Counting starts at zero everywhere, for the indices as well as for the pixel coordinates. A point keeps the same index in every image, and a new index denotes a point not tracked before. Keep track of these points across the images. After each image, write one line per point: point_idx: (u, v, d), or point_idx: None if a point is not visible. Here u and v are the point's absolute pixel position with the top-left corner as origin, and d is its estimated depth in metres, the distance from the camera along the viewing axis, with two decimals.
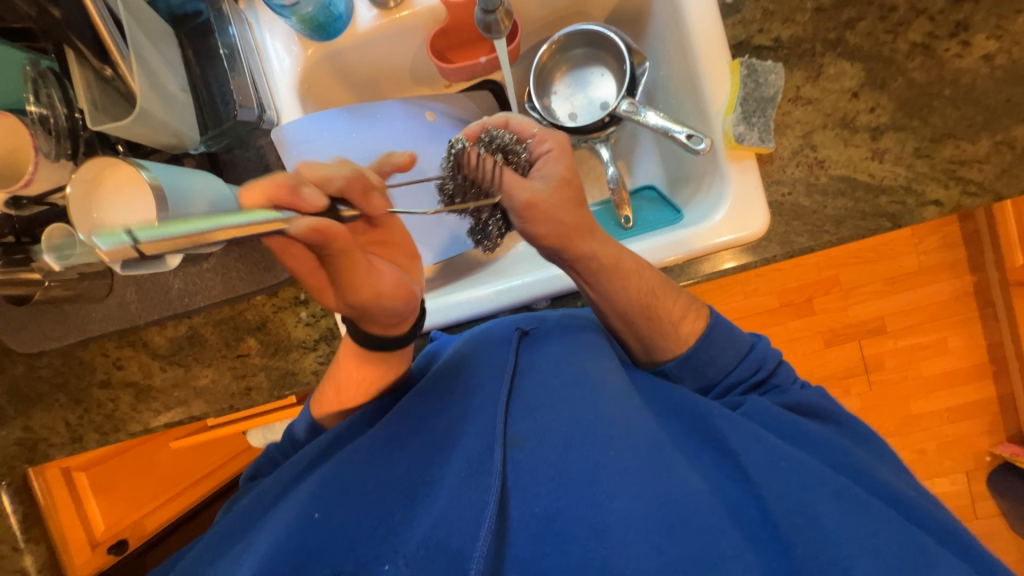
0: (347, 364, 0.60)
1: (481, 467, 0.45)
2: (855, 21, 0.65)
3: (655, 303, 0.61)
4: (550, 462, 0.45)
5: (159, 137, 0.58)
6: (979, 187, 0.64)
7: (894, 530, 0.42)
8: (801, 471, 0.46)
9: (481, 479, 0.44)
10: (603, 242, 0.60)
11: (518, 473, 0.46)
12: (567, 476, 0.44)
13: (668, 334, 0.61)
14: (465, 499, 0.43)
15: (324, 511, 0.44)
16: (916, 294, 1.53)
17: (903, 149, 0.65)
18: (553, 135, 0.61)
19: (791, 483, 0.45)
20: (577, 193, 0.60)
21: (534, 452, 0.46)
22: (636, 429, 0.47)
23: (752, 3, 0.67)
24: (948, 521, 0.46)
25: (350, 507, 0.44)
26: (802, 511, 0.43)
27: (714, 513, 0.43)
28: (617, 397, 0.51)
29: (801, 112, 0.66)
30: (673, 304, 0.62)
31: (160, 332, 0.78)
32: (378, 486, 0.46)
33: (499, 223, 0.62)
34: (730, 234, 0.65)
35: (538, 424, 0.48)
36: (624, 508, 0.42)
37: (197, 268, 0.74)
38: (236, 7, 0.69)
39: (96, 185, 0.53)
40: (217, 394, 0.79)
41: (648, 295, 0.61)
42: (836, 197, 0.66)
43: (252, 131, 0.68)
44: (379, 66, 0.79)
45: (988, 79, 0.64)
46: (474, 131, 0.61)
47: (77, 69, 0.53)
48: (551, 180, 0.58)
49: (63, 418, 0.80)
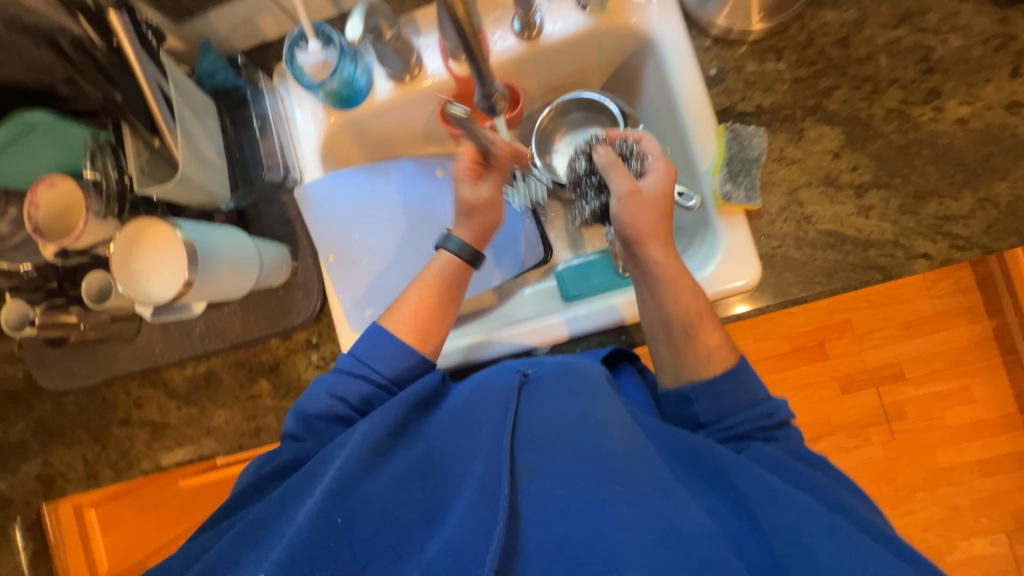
0: (419, 302, 0.68)
1: (488, 495, 0.47)
2: (832, 89, 0.70)
3: (698, 323, 0.62)
4: (553, 491, 0.47)
5: (195, 196, 0.65)
6: (967, 242, 0.67)
7: (876, 558, 0.42)
8: (798, 504, 0.46)
9: (489, 506, 0.46)
10: (671, 254, 0.63)
11: (525, 499, 0.48)
12: (572, 505, 0.46)
13: (700, 356, 0.62)
14: (475, 525, 0.45)
15: (344, 517, 0.46)
16: (932, 339, 1.50)
17: (888, 206, 0.68)
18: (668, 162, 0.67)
19: (789, 514, 0.45)
20: (668, 209, 0.65)
21: (543, 484, 0.48)
22: (640, 462, 0.49)
23: (734, 75, 0.72)
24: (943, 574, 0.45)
25: (366, 523, 0.47)
26: (794, 541, 0.44)
27: (712, 542, 0.43)
28: (620, 430, 0.52)
29: (785, 171, 0.70)
30: (712, 331, 0.63)
31: (180, 372, 0.83)
32: (393, 506, 0.48)
33: (596, 208, 0.72)
34: (745, 277, 0.68)
35: (543, 453, 0.50)
36: (626, 535, 0.43)
37: (219, 312, 0.79)
38: (271, 83, 0.78)
39: (136, 242, 0.58)
40: (228, 434, 0.82)
41: (696, 316, 0.63)
42: (826, 250, 0.69)
43: (278, 189, 0.77)
44: (396, 129, 0.86)
45: (965, 140, 0.67)
46: (616, 134, 0.72)
47: (131, 141, 0.60)
48: (655, 190, 0.65)
49: (82, 455, 0.85)
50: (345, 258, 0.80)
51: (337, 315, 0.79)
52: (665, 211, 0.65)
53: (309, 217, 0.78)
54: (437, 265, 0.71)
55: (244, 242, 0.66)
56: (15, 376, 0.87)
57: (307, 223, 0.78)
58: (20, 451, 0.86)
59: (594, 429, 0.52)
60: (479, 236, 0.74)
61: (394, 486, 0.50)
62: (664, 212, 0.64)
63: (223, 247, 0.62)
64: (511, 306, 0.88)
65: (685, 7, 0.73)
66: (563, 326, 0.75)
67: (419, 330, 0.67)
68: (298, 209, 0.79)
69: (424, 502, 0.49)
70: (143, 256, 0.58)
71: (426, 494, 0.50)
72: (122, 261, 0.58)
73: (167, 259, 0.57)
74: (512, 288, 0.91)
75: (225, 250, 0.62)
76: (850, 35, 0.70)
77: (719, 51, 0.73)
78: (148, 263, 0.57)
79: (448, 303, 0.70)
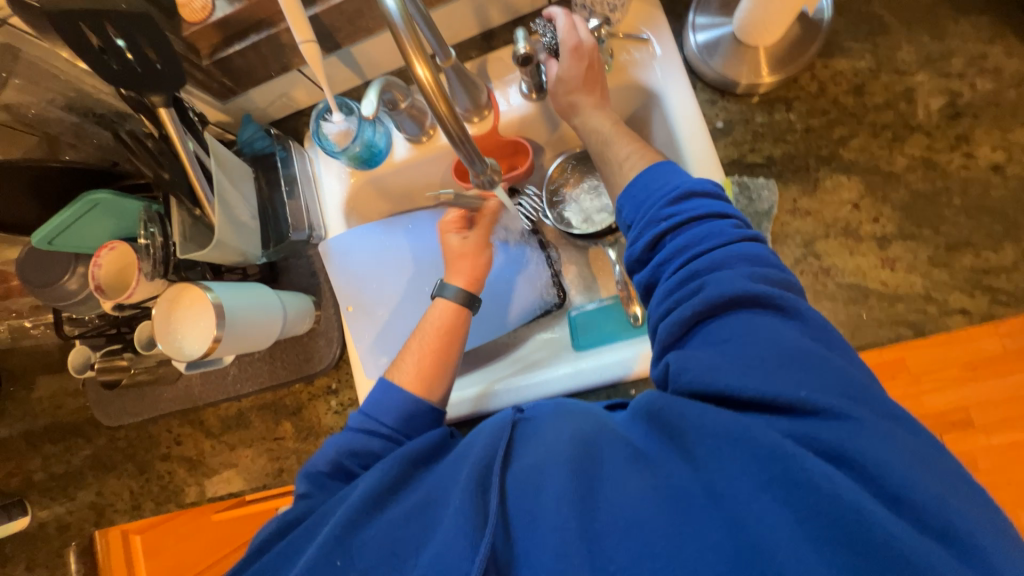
0: (420, 350, 0.71)
1: (469, 507, 0.45)
2: (848, 137, 0.67)
3: (606, 147, 0.67)
4: (524, 508, 0.45)
5: (230, 257, 0.72)
6: (1010, 297, 0.61)
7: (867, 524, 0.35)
8: (746, 445, 0.40)
9: (465, 523, 0.44)
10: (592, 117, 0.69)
11: (512, 513, 0.45)
12: (534, 510, 0.44)
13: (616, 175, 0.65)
14: (454, 552, 0.43)
15: (344, 560, 0.49)
16: None
17: (916, 258, 0.64)
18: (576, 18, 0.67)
19: (734, 463, 0.40)
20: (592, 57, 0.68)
21: (517, 496, 0.46)
22: (610, 455, 0.45)
23: (742, 126, 0.71)
24: (940, 498, 0.37)
25: (366, 556, 0.48)
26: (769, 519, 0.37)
27: (655, 514, 0.40)
28: (574, 425, 0.49)
29: (800, 223, 0.68)
30: (624, 146, 0.65)
31: (214, 412, 0.89)
32: (388, 543, 0.48)
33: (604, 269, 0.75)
34: None
35: (515, 470, 0.47)
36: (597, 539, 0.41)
37: (250, 357, 0.86)
38: (301, 147, 0.85)
39: (175, 303, 0.65)
40: (254, 473, 0.86)
41: (604, 143, 0.67)
42: (848, 305, 0.66)
43: (304, 245, 0.83)
44: (414, 185, 0.91)
45: (1002, 188, 0.63)
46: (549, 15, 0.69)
47: (177, 212, 0.68)
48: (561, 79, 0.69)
49: (129, 486, 0.93)
50: (363, 308, 0.85)
51: (355, 364, 0.83)
52: (587, 74, 0.69)
53: (331, 269, 0.83)
54: (436, 313, 0.74)
55: (271, 298, 0.72)
56: (79, 410, 0.98)
57: (329, 275, 0.84)
58: (79, 479, 0.96)
59: (549, 434, 0.49)
60: (474, 277, 0.76)
61: (385, 526, 0.49)
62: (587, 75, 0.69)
63: (250, 305, 0.68)
64: (524, 351, 0.89)
65: (689, 62, 0.74)
66: (570, 380, 0.75)
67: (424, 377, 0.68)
68: (322, 262, 0.85)
69: (418, 534, 0.49)
70: (179, 316, 0.64)
71: (418, 524, 0.49)
72: (163, 322, 0.64)
73: (202, 321, 0.64)
74: (524, 334, 0.92)
75: (252, 308, 0.68)
76: (866, 82, 0.68)
77: (726, 103, 0.72)
78: (183, 323, 0.64)
79: (450, 346, 0.71)
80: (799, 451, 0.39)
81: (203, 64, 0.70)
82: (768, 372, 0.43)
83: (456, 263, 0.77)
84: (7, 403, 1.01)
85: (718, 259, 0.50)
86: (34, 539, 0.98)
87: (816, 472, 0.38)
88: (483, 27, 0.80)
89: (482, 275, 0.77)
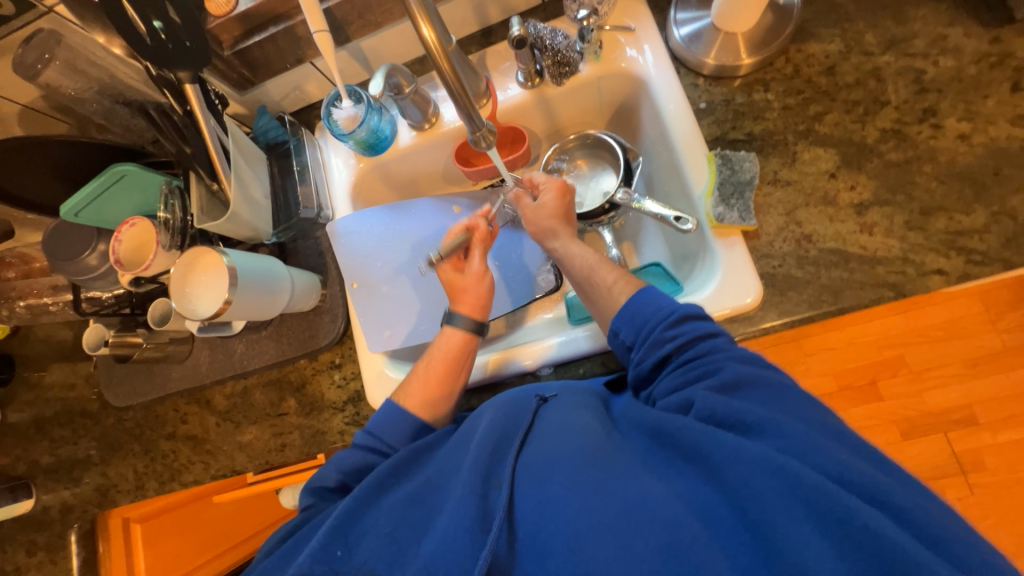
0: (426, 375, 0.73)
1: (474, 506, 0.52)
2: (822, 114, 0.72)
3: (591, 275, 0.72)
4: (533, 495, 0.52)
5: (243, 231, 0.76)
6: (985, 256, 0.64)
7: (833, 521, 0.40)
8: (766, 464, 0.44)
9: (469, 519, 0.51)
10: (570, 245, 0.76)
11: (516, 498, 0.53)
12: (550, 508, 0.50)
13: (606, 297, 0.69)
14: (456, 542, 0.50)
15: (343, 549, 0.54)
16: (1007, 379, 1.37)
17: (893, 222, 0.67)
18: (552, 182, 0.81)
19: (757, 477, 0.44)
20: (569, 208, 0.80)
21: (528, 490, 0.52)
22: (607, 460, 0.51)
23: (724, 107, 0.76)
24: (916, 507, 0.41)
25: (363, 543, 0.54)
26: (765, 514, 0.43)
27: (679, 520, 0.45)
28: (587, 430, 0.56)
29: (781, 193, 0.71)
30: (610, 273, 0.70)
31: (221, 391, 0.91)
32: (390, 529, 0.54)
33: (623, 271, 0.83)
34: (753, 293, 0.69)
35: (527, 467, 0.54)
36: (588, 519, 0.47)
37: (257, 335, 0.89)
38: (312, 136, 0.90)
39: (191, 268, 0.69)
40: (257, 449, 0.88)
41: (588, 269, 0.73)
42: (830, 268, 0.68)
43: (313, 225, 0.87)
44: (418, 172, 0.96)
45: (970, 155, 0.67)
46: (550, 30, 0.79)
47: (195, 186, 0.72)
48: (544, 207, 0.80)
49: (133, 466, 0.94)
50: (367, 285, 0.88)
51: (359, 338, 0.86)
52: (566, 219, 0.80)
53: (338, 249, 0.87)
54: (443, 340, 0.76)
55: (280, 269, 0.76)
56: (89, 393, 1.00)
57: (335, 255, 0.88)
58: (84, 462, 0.97)
59: (564, 432, 0.56)
60: (478, 304, 0.78)
61: (386, 512, 0.56)
62: (566, 207, 0.80)
63: (260, 272, 0.72)
64: (519, 335, 0.92)
65: (673, 51, 0.79)
66: (566, 350, 0.78)
67: (425, 401, 0.71)
68: (329, 242, 0.89)
69: (419, 518, 0.55)
70: (196, 281, 0.68)
71: (421, 514, 0.55)
72: (179, 284, 0.68)
73: (217, 282, 0.67)
74: (521, 317, 0.95)
75: (262, 276, 0.71)
76: (837, 63, 0.73)
77: (708, 86, 0.77)
78: (199, 287, 0.68)
79: (456, 372, 0.74)
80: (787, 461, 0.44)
81: (225, 54, 0.76)
82: (766, 407, 0.50)
83: (459, 293, 0.79)
84: (18, 387, 1.04)
85: (726, 350, 0.57)
86: (36, 523, 0.98)
87: (831, 490, 0.41)
88: (483, 25, 0.87)
89: (486, 302, 0.78)
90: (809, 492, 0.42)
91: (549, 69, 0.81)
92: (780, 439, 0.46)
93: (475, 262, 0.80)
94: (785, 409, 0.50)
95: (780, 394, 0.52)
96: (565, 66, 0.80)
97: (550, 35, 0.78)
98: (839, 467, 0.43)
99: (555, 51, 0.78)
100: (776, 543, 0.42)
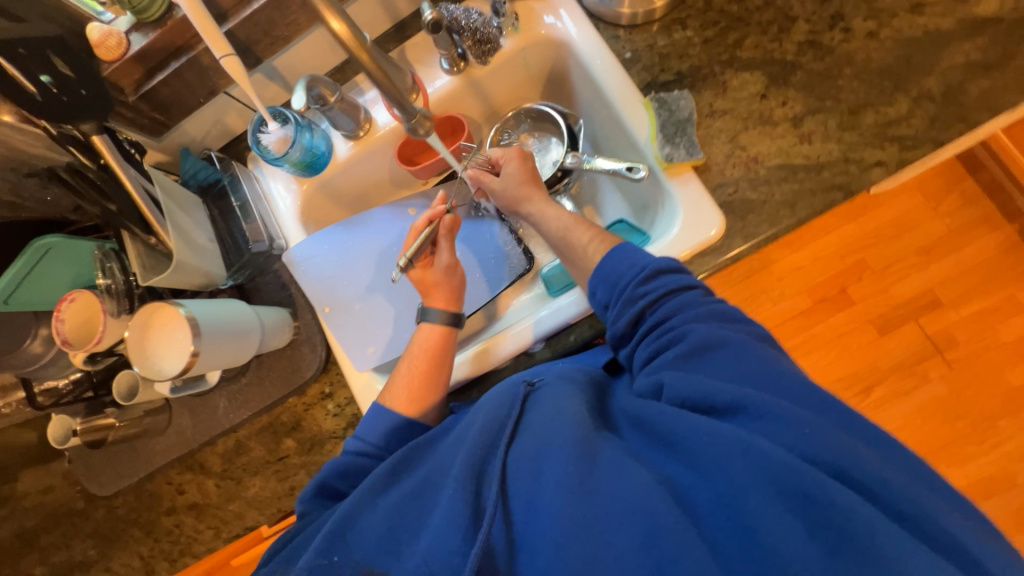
0: (410, 374, 0.72)
1: (468, 509, 0.50)
2: (741, 40, 0.74)
3: (568, 236, 0.73)
4: (525, 492, 0.50)
5: (194, 279, 0.72)
6: (916, 139, 0.68)
7: (808, 478, 0.41)
8: (750, 449, 0.44)
9: (463, 519, 0.49)
10: (539, 208, 0.77)
11: (511, 490, 0.51)
12: (539, 509, 0.48)
13: (580, 255, 0.71)
14: (451, 542, 0.48)
15: (341, 554, 0.52)
16: (958, 257, 1.46)
17: (827, 127, 0.70)
18: (509, 152, 0.82)
19: (741, 458, 0.44)
20: (533, 170, 0.81)
21: (520, 481, 0.51)
22: (597, 454, 0.50)
23: (648, 52, 0.77)
24: (890, 480, 0.42)
25: (361, 544, 0.53)
26: (744, 488, 0.43)
27: (668, 508, 0.45)
28: (579, 421, 0.53)
29: (720, 122, 0.73)
30: (584, 232, 0.72)
31: (212, 450, 0.87)
32: (385, 532, 0.53)
33: None
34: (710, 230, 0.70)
35: (522, 454, 0.52)
36: (581, 511, 0.46)
37: (237, 385, 0.84)
38: (246, 169, 0.86)
39: (147, 327, 0.64)
40: (266, 500, 0.84)
41: (563, 232, 0.74)
42: (781, 183, 0.70)
43: (268, 259, 0.84)
44: (364, 183, 0.93)
45: (882, 49, 0.70)
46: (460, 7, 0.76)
47: (131, 245, 0.67)
48: (509, 179, 0.80)
49: (138, 552, 0.89)
50: (340, 307, 0.86)
51: (343, 361, 0.83)
52: (532, 181, 0.79)
53: (300, 277, 0.84)
54: (423, 336, 0.75)
55: (245, 310, 0.73)
56: (70, 490, 0.93)
57: (299, 284, 0.85)
58: (83, 562, 0.91)
59: (556, 421, 0.53)
60: (453, 298, 0.77)
61: (382, 516, 0.54)
62: (529, 174, 0.80)
63: (223, 316, 0.68)
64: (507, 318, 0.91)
65: (589, 9, 0.79)
66: (552, 322, 0.78)
67: (413, 401, 0.71)
68: (290, 273, 0.86)
69: (413, 517, 0.53)
70: (155, 340, 0.64)
71: (416, 516, 0.53)
72: (137, 347, 0.63)
73: (177, 336, 0.63)
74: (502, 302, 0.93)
75: (226, 319, 0.68)
76: None
77: (629, 35, 0.78)
78: (160, 344, 0.64)
79: (438, 369, 0.73)
80: (772, 446, 0.44)
81: (130, 100, 0.71)
82: (754, 379, 0.50)
83: (430, 288, 0.77)
84: None
85: (689, 314, 0.58)
86: None
87: (812, 472, 0.41)
88: (394, 20, 0.84)
89: (459, 295, 0.78)
90: (780, 472, 0.42)
91: (473, 51, 0.79)
92: (762, 422, 0.46)
93: (444, 254, 0.78)
94: (762, 378, 0.50)
95: (753, 358, 0.52)
96: (486, 44, 0.79)
97: (464, 15, 0.76)
98: (823, 447, 0.43)
99: (473, 30, 0.76)
100: (759, 518, 0.42)
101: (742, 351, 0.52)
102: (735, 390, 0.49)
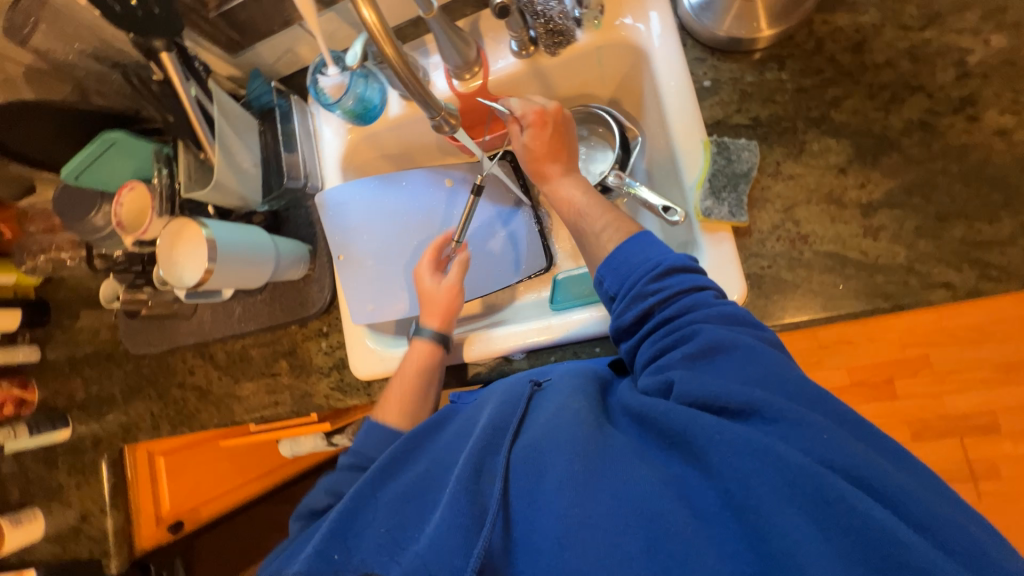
0: (397, 385, 0.76)
1: (472, 509, 0.49)
2: (841, 99, 0.64)
3: (580, 221, 0.71)
4: (526, 493, 0.50)
5: (230, 200, 0.78)
6: (1002, 271, 0.58)
7: (824, 506, 0.40)
8: (749, 446, 0.44)
9: (465, 518, 0.49)
10: (559, 184, 0.74)
11: (513, 489, 0.51)
12: (547, 502, 0.48)
13: (592, 244, 0.68)
14: (453, 543, 0.48)
15: (343, 553, 0.51)
16: None
17: (902, 227, 0.61)
18: (530, 105, 0.73)
19: (742, 460, 0.44)
20: (558, 123, 0.73)
21: (519, 483, 0.50)
22: (595, 444, 0.50)
23: (730, 86, 0.69)
24: (905, 485, 0.41)
25: (366, 541, 0.52)
26: (760, 507, 0.42)
27: (670, 504, 0.45)
28: (584, 418, 0.53)
29: (781, 187, 0.65)
30: (596, 221, 0.68)
31: (222, 347, 0.97)
32: (387, 529, 0.52)
33: None
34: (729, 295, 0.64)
35: (521, 455, 0.52)
36: (586, 512, 0.46)
37: (253, 299, 0.92)
38: (303, 103, 0.89)
39: (177, 237, 0.71)
40: (254, 404, 0.94)
41: (577, 216, 0.71)
42: (824, 273, 0.63)
43: (302, 195, 0.88)
44: (409, 143, 0.94)
45: (1006, 154, 0.59)
46: None
47: (184, 155, 0.74)
48: (529, 150, 0.75)
49: (151, 409, 1.04)
50: (354, 258, 0.90)
51: (344, 309, 0.88)
52: (557, 148, 0.74)
53: (325, 220, 0.88)
54: (413, 355, 0.78)
55: (265, 241, 0.78)
56: (111, 339, 1.08)
57: (323, 226, 0.89)
58: (109, 400, 1.08)
59: (557, 421, 0.53)
60: (448, 318, 0.79)
61: (384, 511, 0.53)
62: (555, 135, 0.73)
63: (243, 243, 0.74)
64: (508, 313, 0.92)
65: (683, 23, 0.71)
66: (540, 335, 0.77)
67: (399, 403, 0.74)
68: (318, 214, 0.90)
69: (416, 513, 0.53)
70: (181, 250, 0.71)
71: (418, 512, 0.53)
72: (166, 251, 0.71)
73: (199, 252, 0.70)
74: (507, 297, 0.93)
75: (244, 247, 0.74)
76: (867, 39, 0.64)
77: (715, 61, 0.70)
78: (184, 255, 0.71)
79: (424, 386, 0.75)
80: (789, 453, 0.43)
81: (210, 16, 0.76)
82: (754, 384, 0.49)
83: (428, 305, 0.81)
84: (51, 329, 1.12)
85: (702, 312, 0.55)
86: (74, 449, 1.10)
87: (821, 478, 0.41)
88: None
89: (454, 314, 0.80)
90: (795, 475, 0.42)
91: (545, 40, 0.74)
92: (771, 423, 0.46)
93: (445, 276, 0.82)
94: (762, 382, 0.49)
95: (758, 360, 0.50)
96: (559, 35, 0.74)
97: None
98: (827, 451, 0.43)
99: (548, 18, 0.71)
100: (773, 539, 0.41)
101: (753, 354, 0.50)
102: (737, 391, 0.48)
